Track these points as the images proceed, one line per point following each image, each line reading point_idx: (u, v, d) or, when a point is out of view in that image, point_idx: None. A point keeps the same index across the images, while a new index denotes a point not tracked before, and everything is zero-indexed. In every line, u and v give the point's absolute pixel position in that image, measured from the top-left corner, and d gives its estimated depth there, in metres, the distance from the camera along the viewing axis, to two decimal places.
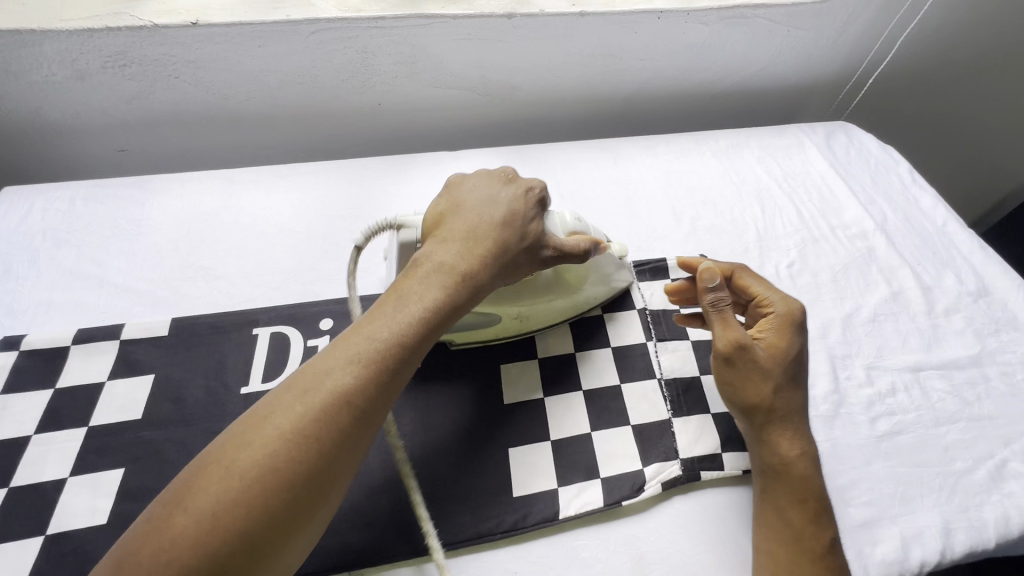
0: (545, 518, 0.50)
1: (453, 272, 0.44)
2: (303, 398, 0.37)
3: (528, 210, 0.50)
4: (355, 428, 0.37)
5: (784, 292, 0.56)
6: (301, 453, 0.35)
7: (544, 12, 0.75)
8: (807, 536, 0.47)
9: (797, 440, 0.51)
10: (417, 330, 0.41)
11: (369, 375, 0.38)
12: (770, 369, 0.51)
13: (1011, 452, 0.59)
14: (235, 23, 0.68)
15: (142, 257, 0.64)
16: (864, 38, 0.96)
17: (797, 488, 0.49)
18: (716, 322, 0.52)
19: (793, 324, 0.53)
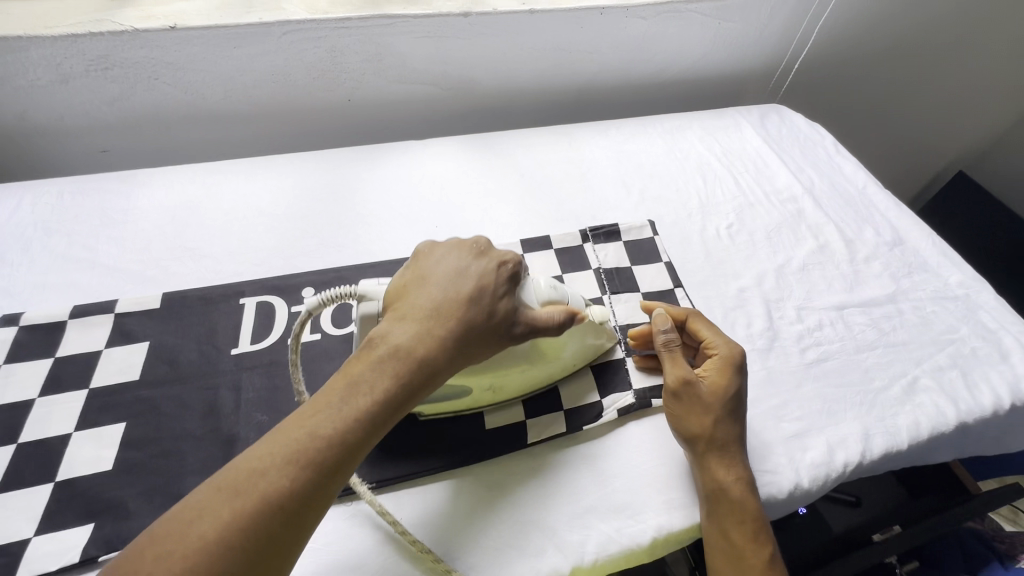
0: (515, 444, 0.56)
1: (404, 361, 0.43)
2: (235, 500, 0.36)
3: (499, 286, 0.49)
4: (291, 528, 0.37)
5: (730, 338, 0.59)
6: (224, 561, 0.35)
7: (497, 11, 0.83)
8: (747, 555, 0.51)
9: (734, 469, 0.53)
10: (363, 426, 0.41)
11: (307, 476, 0.38)
12: (707, 409, 0.55)
13: (921, 370, 0.67)
14: (211, 27, 0.74)
15: (130, 243, 0.68)
16: (786, 32, 1.07)
17: (738, 513, 0.51)
18: (665, 360, 0.58)
19: (733, 364, 0.56)
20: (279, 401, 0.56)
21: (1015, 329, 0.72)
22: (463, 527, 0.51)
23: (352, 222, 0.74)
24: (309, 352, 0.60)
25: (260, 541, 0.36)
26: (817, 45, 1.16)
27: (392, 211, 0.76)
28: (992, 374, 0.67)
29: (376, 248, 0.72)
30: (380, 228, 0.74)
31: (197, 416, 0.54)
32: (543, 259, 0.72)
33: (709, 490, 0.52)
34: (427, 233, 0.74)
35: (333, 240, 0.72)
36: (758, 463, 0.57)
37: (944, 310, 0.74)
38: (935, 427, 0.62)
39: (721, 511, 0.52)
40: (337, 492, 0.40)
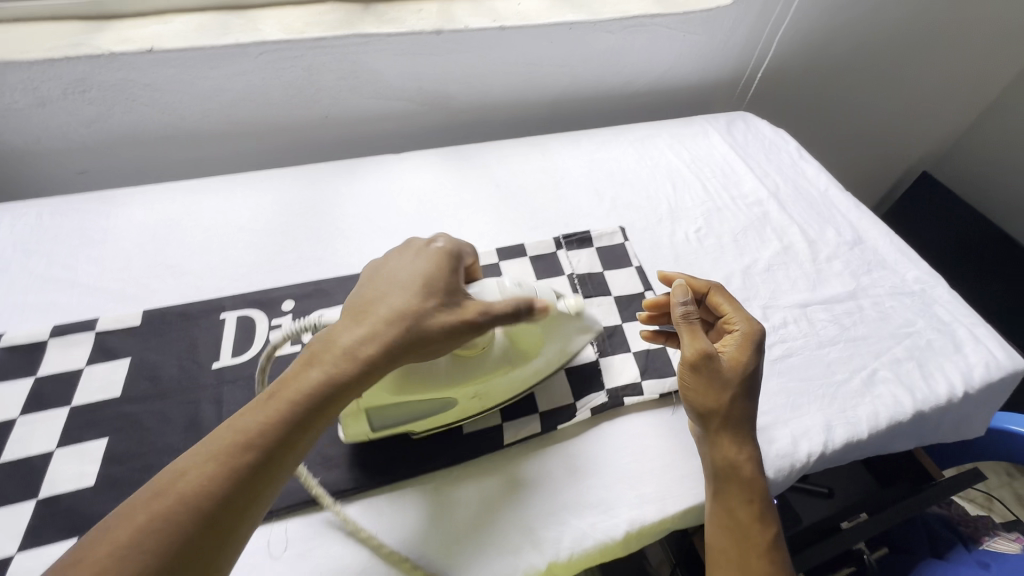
0: (492, 446, 0.58)
1: (333, 355, 0.46)
2: (157, 501, 0.37)
3: (432, 279, 0.51)
4: (210, 532, 0.38)
5: (750, 317, 0.61)
6: (138, 564, 0.35)
7: (468, 28, 0.86)
8: (752, 532, 0.53)
9: (745, 447, 0.55)
10: (290, 419, 0.43)
11: (230, 469, 0.40)
12: (722, 384, 0.56)
13: (880, 362, 0.71)
14: (188, 49, 0.76)
15: (110, 261, 0.69)
16: (748, 42, 1.12)
17: (745, 490, 0.54)
18: (684, 331, 0.57)
19: (753, 341, 0.58)
20: None
21: (967, 321, 0.76)
22: (442, 529, 0.53)
23: (331, 236, 0.76)
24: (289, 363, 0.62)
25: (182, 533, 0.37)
26: (780, 54, 1.21)
27: (370, 224, 0.78)
28: (946, 364, 0.71)
29: (355, 260, 0.74)
30: (359, 241, 0.76)
31: (179, 429, 0.55)
32: (518, 267, 0.75)
33: (718, 466, 0.54)
34: None
35: (312, 253, 0.74)
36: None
37: (901, 305, 0.78)
38: (893, 416, 0.65)
39: (728, 487, 0.54)
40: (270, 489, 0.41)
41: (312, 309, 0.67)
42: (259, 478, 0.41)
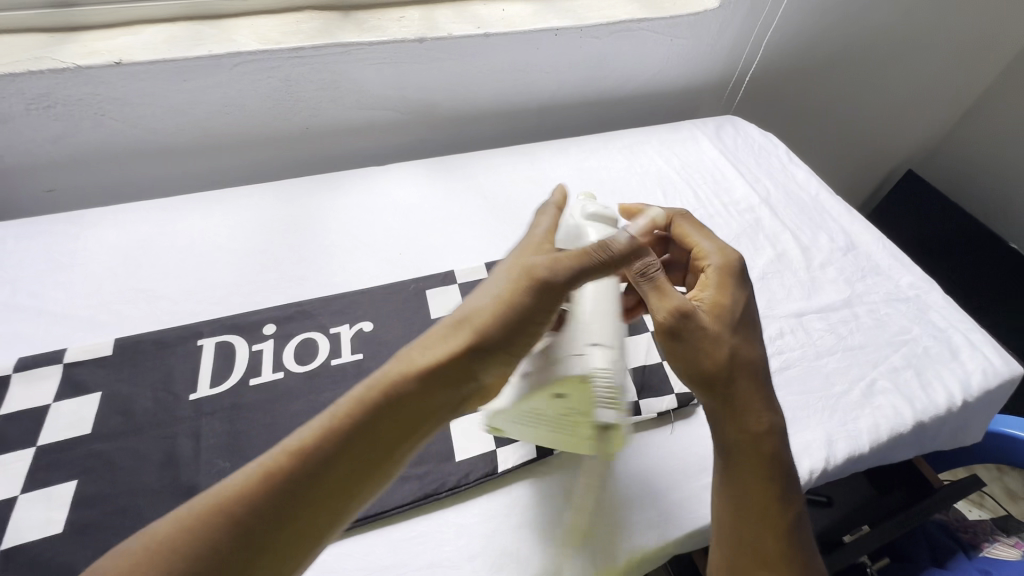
0: (486, 473, 0.55)
1: (409, 356, 0.44)
2: (192, 508, 0.35)
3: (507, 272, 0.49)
4: (250, 546, 0.35)
5: (717, 238, 0.61)
6: (211, 538, 0.34)
7: (451, 35, 0.84)
8: (770, 513, 0.49)
9: (758, 416, 0.51)
10: (359, 417, 0.40)
11: (293, 465, 0.37)
12: (714, 342, 0.52)
13: (878, 372, 0.69)
14: (158, 61, 0.73)
15: (80, 286, 0.66)
16: (735, 46, 1.11)
17: (762, 466, 0.50)
18: (651, 293, 0.54)
19: (730, 276, 0.56)
20: (242, 446, 0.54)
21: (963, 326, 0.75)
22: (435, 565, 0.50)
23: (314, 253, 0.73)
24: (272, 391, 0.59)
25: (246, 523, 0.35)
26: (767, 57, 1.20)
27: (354, 240, 0.76)
28: (944, 372, 0.70)
29: (338, 279, 0.71)
30: (344, 258, 0.73)
31: (154, 467, 0.52)
32: None
33: (735, 437, 0.51)
34: (390, 260, 0.74)
35: (293, 272, 0.71)
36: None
37: (897, 312, 0.77)
38: (894, 427, 0.64)
39: (740, 462, 0.51)
40: (339, 488, 0.38)
41: (295, 333, 0.64)
42: (309, 492, 0.37)
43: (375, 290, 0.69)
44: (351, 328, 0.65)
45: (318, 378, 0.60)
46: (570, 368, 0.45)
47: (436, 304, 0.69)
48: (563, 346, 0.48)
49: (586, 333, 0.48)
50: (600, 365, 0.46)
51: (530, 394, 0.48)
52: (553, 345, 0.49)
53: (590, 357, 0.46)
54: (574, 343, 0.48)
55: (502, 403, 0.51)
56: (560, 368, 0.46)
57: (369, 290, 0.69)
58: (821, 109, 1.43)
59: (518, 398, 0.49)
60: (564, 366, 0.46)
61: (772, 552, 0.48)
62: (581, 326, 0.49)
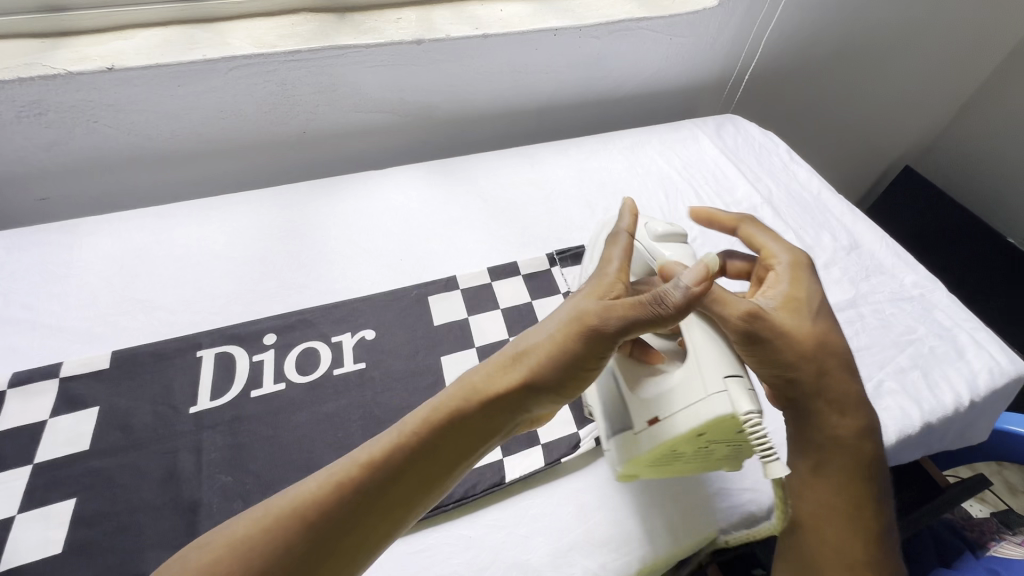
0: (493, 484, 0.55)
1: (468, 383, 0.45)
2: (270, 501, 0.38)
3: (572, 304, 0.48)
4: (315, 551, 0.37)
5: (786, 242, 0.60)
6: (284, 540, 0.37)
7: (450, 36, 0.83)
8: (856, 512, 0.52)
9: (850, 418, 0.53)
10: (412, 445, 0.41)
11: (357, 481, 0.39)
12: (806, 342, 0.52)
13: (885, 373, 0.69)
14: (151, 66, 0.71)
15: (76, 297, 0.65)
16: (734, 43, 1.10)
17: (853, 466, 0.52)
18: (716, 306, 0.50)
19: (802, 272, 0.56)
20: (244, 460, 0.53)
21: (968, 325, 0.75)
22: None
23: (313, 260, 0.72)
24: (273, 403, 0.58)
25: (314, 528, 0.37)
26: (766, 56, 1.19)
27: (354, 246, 0.75)
28: (950, 372, 0.70)
29: (339, 286, 0.70)
30: (344, 265, 0.72)
31: (155, 484, 0.51)
32: (511, 287, 0.72)
33: (828, 438, 0.53)
34: (391, 266, 0.73)
35: (293, 280, 0.69)
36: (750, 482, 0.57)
37: (901, 311, 0.76)
38: (902, 430, 0.64)
39: (829, 461, 0.53)
40: (394, 507, 0.40)
41: (295, 343, 0.63)
42: (366, 507, 0.39)
43: (377, 297, 0.68)
44: (353, 337, 0.64)
45: (321, 389, 0.59)
46: (720, 413, 0.45)
47: (438, 311, 0.68)
48: (694, 386, 0.48)
49: (715, 368, 0.47)
50: (747, 405, 0.45)
51: (674, 438, 0.47)
52: (684, 385, 0.49)
53: (736, 397, 0.45)
54: (709, 381, 0.47)
55: (640, 448, 0.50)
56: (705, 412, 0.46)
57: (370, 297, 0.68)
58: (817, 107, 1.43)
59: (657, 443, 0.49)
60: (710, 410, 0.46)
61: (858, 549, 0.50)
62: (707, 362, 0.48)
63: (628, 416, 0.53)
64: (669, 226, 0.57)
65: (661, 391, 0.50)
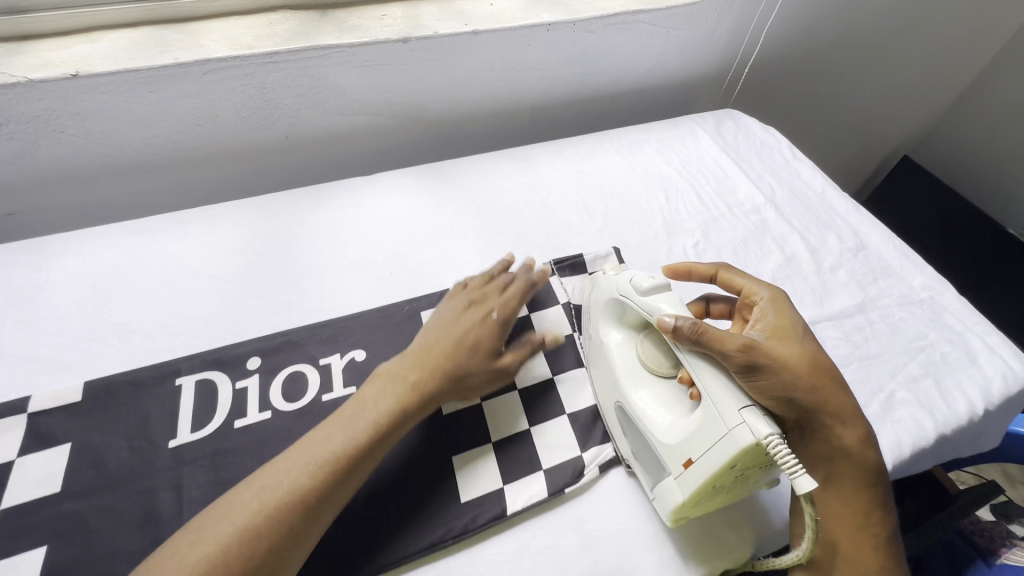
0: (495, 517, 0.52)
1: (404, 385, 0.51)
2: (261, 495, 0.42)
3: (484, 330, 0.57)
4: (282, 548, 0.41)
5: (765, 281, 0.60)
6: (261, 539, 0.40)
7: (437, 34, 0.78)
8: (867, 521, 0.52)
9: (852, 427, 0.53)
10: (367, 440, 0.47)
11: (323, 476, 0.44)
12: (801, 365, 0.51)
13: (897, 383, 0.67)
14: (120, 71, 0.67)
15: (45, 322, 0.61)
16: (733, 35, 1.06)
17: (859, 476, 0.53)
18: (712, 343, 0.48)
19: (784, 300, 0.56)
20: None
21: (979, 329, 0.72)
22: None
23: (299, 275, 0.68)
24: (258, 433, 0.54)
25: (282, 530, 0.41)
26: (765, 47, 1.16)
27: (341, 259, 0.71)
28: (963, 379, 0.67)
29: (327, 303, 0.66)
30: (331, 280, 0.69)
31: (132, 527, 0.48)
32: None
33: (834, 452, 0.53)
34: (381, 280, 0.69)
35: (277, 298, 0.66)
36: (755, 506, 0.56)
37: (911, 315, 0.74)
38: (916, 443, 0.61)
39: (838, 474, 0.53)
40: (343, 496, 0.45)
41: (281, 366, 0.59)
42: (325, 499, 0.44)
43: (367, 315, 0.65)
44: (342, 359, 0.61)
45: (309, 417, 0.56)
46: (741, 446, 0.43)
47: None
48: (712, 422, 0.46)
49: (728, 402, 0.45)
50: (767, 429, 0.43)
51: (709, 478, 0.45)
52: (704, 422, 0.47)
53: (754, 425, 0.43)
54: (726, 416, 0.45)
55: (680, 494, 0.48)
56: (730, 446, 0.44)
57: (360, 314, 0.65)
58: (816, 97, 1.39)
59: (695, 485, 0.47)
60: (733, 444, 0.44)
61: (877, 559, 0.51)
62: (720, 397, 0.46)
63: (661, 462, 0.51)
64: (654, 279, 0.56)
65: (685, 433, 0.48)
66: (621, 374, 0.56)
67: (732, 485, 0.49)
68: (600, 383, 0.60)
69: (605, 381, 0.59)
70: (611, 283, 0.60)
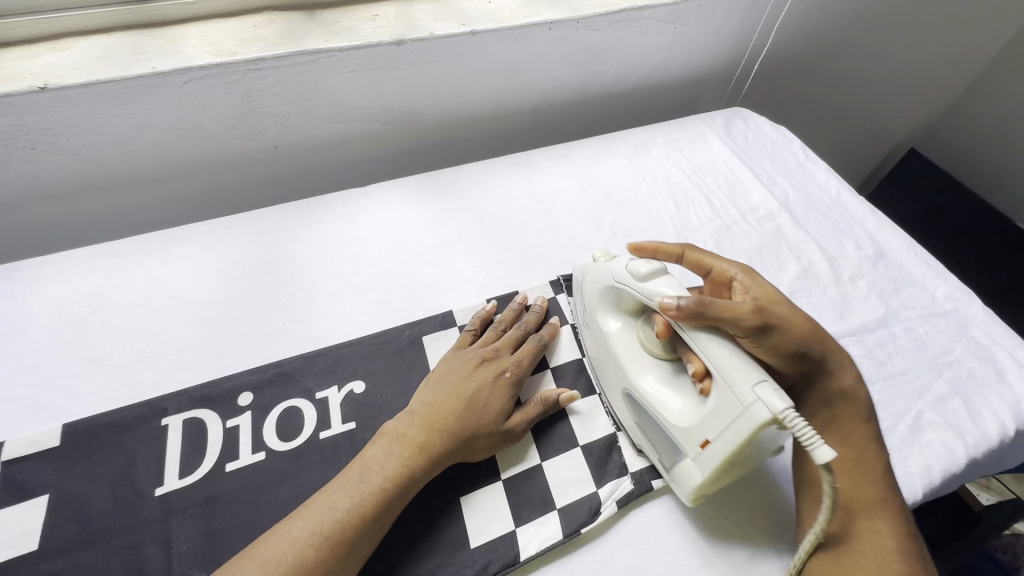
0: (507, 564, 0.48)
1: (410, 446, 0.49)
2: (265, 568, 0.41)
3: (495, 392, 0.55)
4: None
5: (732, 259, 0.60)
6: None
7: (434, 35, 0.74)
8: (866, 456, 0.51)
9: (847, 369, 0.55)
10: (375, 505, 0.46)
11: (329, 547, 0.43)
12: (803, 321, 0.52)
13: (924, 403, 0.63)
14: (93, 82, 0.62)
15: (19, 358, 0.56)
16: (742, 29, 1.02)
17: (860, 413, 0.53)
18: (722, 312, 0.47)
19: (755, 271, 0.57)
20: (220, 551, 0.47)
21: (1007, 342, 0.69)
22: None
23: (291, 299, 0.64)
24: (251, 478, 0.51)
25: None
26: (774, 40, 1.11)
27: (336, 280, 0.67)
28: (992, 398, 0.64)
29: (322, 329, 0.62)
30: (326, 303, 0.65)
31: None
32: None
33: (837, 396, 0.54)
34: (380, 302, 0.65)
35: (269, 325, 0.62)
36: (770, 482, 0.55)
37: (935, 329, 0.71)
38: (946, 469, 0.58)
39: (839, 416, 0.53)
40: (352, 565, 0.44)
41: (275, 402, 0.56)
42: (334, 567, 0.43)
43: (365, 341, 0.61)
44: (340, 391, 0.57)
45: (306, 457, 0.52)
46: (757, 421, 0.42)
47: (435, 355, 0.61)
48: (724, 403, 0.45)
49: (739, 378, 0.44)
50: (782, 403, 0.42)
51: (728, 457, 0.44)
52: (717, 402, 0.45)
53: (769, 399, 0.42)
54: (739, 394, 0.43)
55: (696, 476, 0.47)
56: (745, 425, 0.43)
57: (357, 341, 0.61)
58: (825, 90, 1.35)
59: (713, 466, 0.46)
60: (748, 422, 0.42)
61: (879, 493, 0.50)
62: (731, 373, 0.45)
63: (675, 445, 0.50)
64: (651, 263, 0.53)
65: (698, 416, 0.47)
66: (624, 361, 0.55)
67: (748, 461, 0.48)
68: (604, 372, 0.59)
69: (609, 370, 0.58)
70: (604, 271, 0.58)
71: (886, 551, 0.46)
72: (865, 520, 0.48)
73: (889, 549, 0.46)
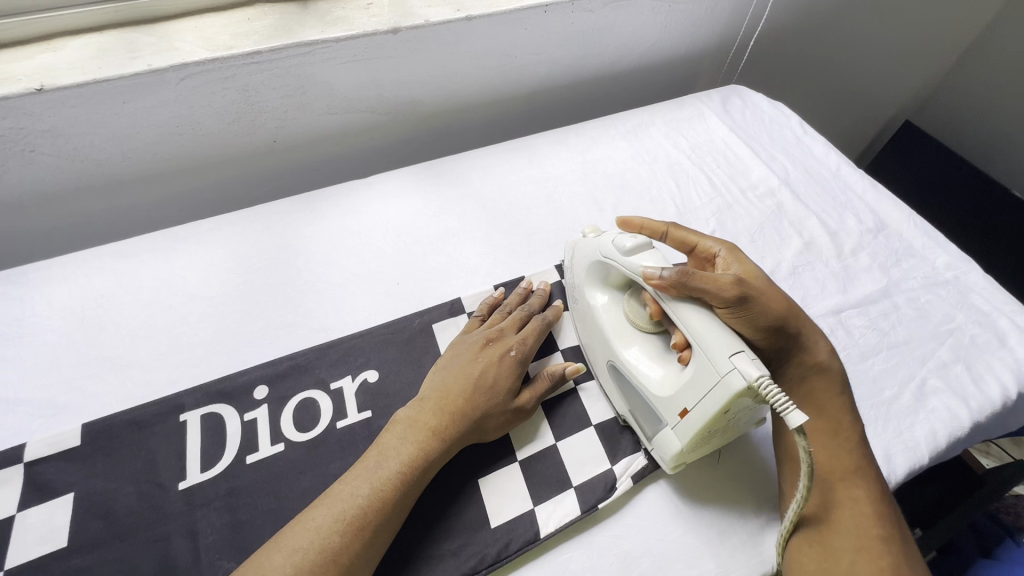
0: (527, 541, 0.49)
1: (424, 430, 0.50)
2: (292, 559, 0.42)
3: (502, 372, 0.55)
4: None
5: (714, 237, 0.61)
6: None
7: (429, 22, 0.73)
8: (843, 428, 0.52)
9: (820, 343, 0.56)
10: (394, 488, 0.47)
11: (353, 532, 0.44)
12: (779, 298, 0.53)
13: (927, 370, 0.65)
14: (91, 82, 0.61)
15: (32, 361, 0.57)
16: (737, 6, 1.01)
17: (833, 387, 0.54)
18: (704, 282, 0.48)
19: (739, 248, 0.58)
20: (246, 540, 0.48)
21: (1008, 308, 0.70)
22: None
23: (299, 293, 0.65)
24: (271, 469, 0.51)
25: None
26: (769, 16, 1.10)
27: (343, 273, 0.67)
28: (995, 363, 0.65)
29: (333, 321, 0.63)
30: (334, 295, 0.65)
31: None
32: None
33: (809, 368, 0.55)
34: (388, 293, 0.66)
35: (280, 319, 0.62)
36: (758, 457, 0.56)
37: (936, 298, 0.72)
38: (951, 433, 0.59)
39: (812, 393, 0.54)
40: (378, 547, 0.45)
41: (290, 394, 0.56)
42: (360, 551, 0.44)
43: (376, 331, 0.61)
44: (354, 381, 0.58)
45: (324, 447, 0.53)
46: (735, 390, 0.42)
47: (444, 341, 0.62)
48: (703, 370, 0.46)
49: (718, 350, 0.45)
50: (757, 371, 0.42)
51: (705, 424, 0.46)
52: (697, 370, 0.47)
53: (745, 369, 0.43)
54: (717, 363, 0.44)
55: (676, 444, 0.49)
56: (722, 392, 0.44)
57: (368, 331, 0.62)
58: (821, 64, 1.34)
59: (688, 434, 0.47)
60: (726, 390, 0.43)
61: (855, 462, 0.51)
62: (711, 345, 0.45)
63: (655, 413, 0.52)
64: (637, 237, 0.54)
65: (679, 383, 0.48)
66: (608, 335, 0.56)
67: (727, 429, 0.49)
68: (591, 345, 0.59)
69: (594, 342, 0.58)
70: (592, 246, 0.59)
71: (864, 518, 0.48)
72: (844, 489, 0.49)
73: (867, 515, 0.48)
